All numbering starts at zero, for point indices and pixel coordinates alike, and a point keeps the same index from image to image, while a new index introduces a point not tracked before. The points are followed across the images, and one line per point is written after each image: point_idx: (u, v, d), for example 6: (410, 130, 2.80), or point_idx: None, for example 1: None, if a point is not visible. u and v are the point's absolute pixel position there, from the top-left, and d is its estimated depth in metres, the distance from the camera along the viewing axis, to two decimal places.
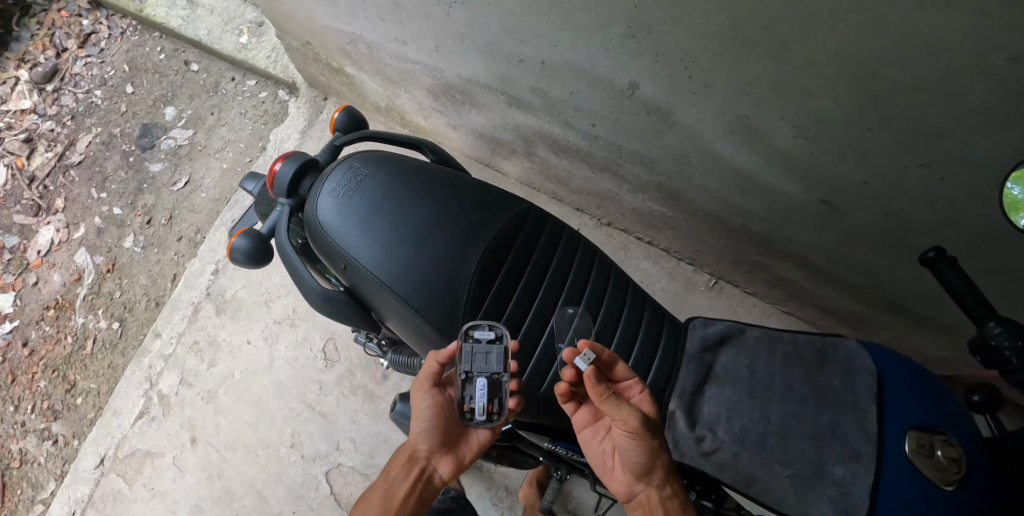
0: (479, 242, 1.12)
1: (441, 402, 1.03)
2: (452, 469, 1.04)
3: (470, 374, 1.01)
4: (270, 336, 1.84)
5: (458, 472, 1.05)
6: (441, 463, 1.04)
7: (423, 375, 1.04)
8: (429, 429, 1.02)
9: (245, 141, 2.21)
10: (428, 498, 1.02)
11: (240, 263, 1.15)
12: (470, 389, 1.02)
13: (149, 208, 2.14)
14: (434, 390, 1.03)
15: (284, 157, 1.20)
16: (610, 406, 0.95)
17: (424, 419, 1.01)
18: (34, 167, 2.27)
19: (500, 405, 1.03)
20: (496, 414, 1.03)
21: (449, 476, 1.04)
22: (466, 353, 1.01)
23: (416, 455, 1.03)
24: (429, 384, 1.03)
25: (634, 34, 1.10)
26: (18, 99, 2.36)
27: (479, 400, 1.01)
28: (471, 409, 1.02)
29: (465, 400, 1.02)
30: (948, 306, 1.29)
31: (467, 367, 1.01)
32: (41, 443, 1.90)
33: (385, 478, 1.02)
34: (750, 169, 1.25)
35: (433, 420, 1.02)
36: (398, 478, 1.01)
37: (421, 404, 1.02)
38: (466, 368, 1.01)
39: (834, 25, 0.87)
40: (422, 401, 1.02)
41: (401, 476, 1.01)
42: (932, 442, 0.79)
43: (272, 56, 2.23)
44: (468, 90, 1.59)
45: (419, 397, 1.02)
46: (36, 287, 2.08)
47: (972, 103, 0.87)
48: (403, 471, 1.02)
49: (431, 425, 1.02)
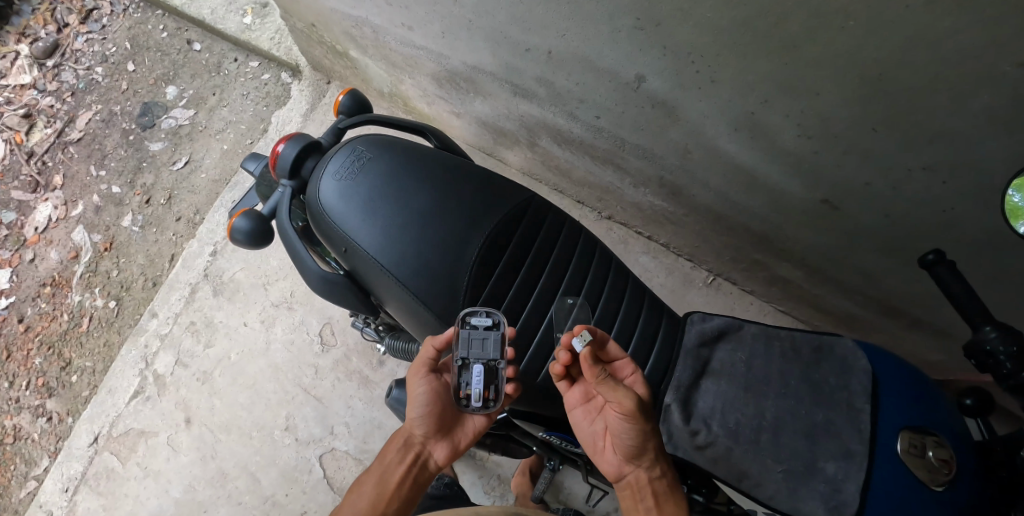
0: (481, 230, 1.11)
1: (436, 387, 1.03)
2: (447, 455, 1.04)
3: (466, 361, 1.02)
4: (267, 319, 1.84)
5: (453, 457, 1.05)
6: (436, 448, 1.04)
7: (418, 360, 1.04)
8: (425, 414, 1.02)
9: (246, 123, 2.19)
10: (423, 483, 1.02)
11: (240, 243, 1.15)
12: (466, 376, 1.03)
13: (148, 188, 2.14)
14: (430, 376, 1.03)
15: (287, 138, 1.19)
16: (607, 387, 0.95)
17: (420, 404, 1.01)
18: (33, 143, 2.25)
19: (496, 391, 1.04)
20: (493, 401, 1.04)
21: (444, 461, 1.04)
22: (462, 339, 1.01)
23: (411, 440, 1.03)
24: (425, 369, 1.03)
25: (643, 26, 1.09)
26: (18, 74, 2.34)
27: (474, 387, 1.02)
28: (467, 395, 1.04)
29: (461, 385, 1.04)
30: (944, 310, 1.30)
31: (463, 354, 1.02)
32: (35, 420, 1.90)
33: (379, 463, 1.01)
34: (753, 166, 1.25)
35: (428, 405, 1.02)
36: (392, 462, 1.00)
37: (416, 389, 1.02)
38: (462, 354, 1.01)
39: (844, 23, 0.87)
40: (417, 386, 1.02)
41: (396, 461, 1.01)
42: (924, 442, 0.80)
43: (276, 37, 2.22)
44: (473, 78, 1.58)
45: (414, 383, 1.02)
46: (33, 264, 2.08)
47: (978, 106, 0.87)
48: (398, 456, 1.01)
49: (427, 410, 1.01)
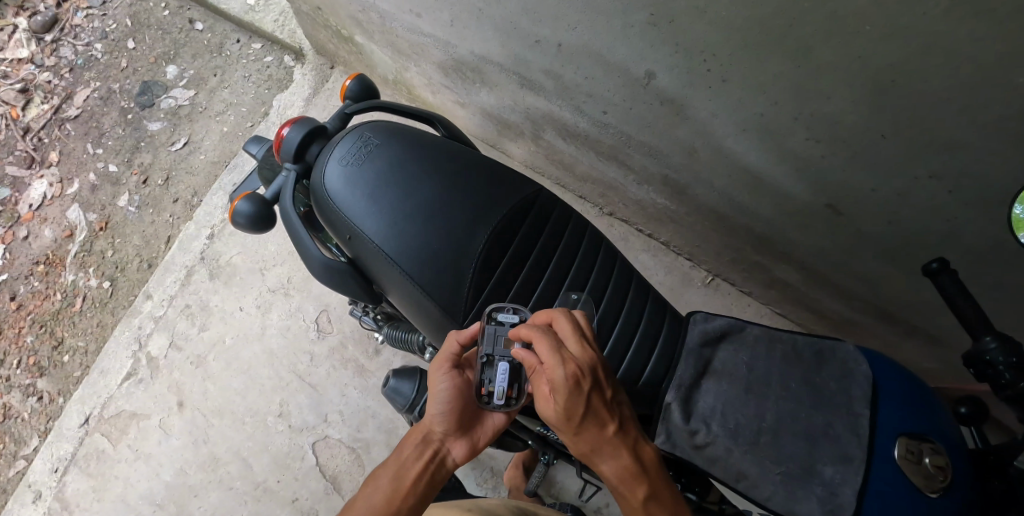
0: (487, 223, 1.11)
1: (460, 384, 0.96)
2: (465, 453, 0.98)
3: (491, 358, 0.96)
4: (263, 304, 1.82)
5: (471, 455, 0.98)
6: (455, 446, 0.97)
7: (441, 354, 0.97)
8: (446, 411, 0.95)
9: (247, 106, 2.16)
10: (439, 481, 0.95)
11: (241, 227, 1.13)
12: (490, 372, 0.96)
13: (145, 168, 2.11)
14: (453, 371, 0.96)
15: (291, 122, 1.17)
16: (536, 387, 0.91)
17: (442, 400, 0.94)
18: (29, 118, 2.22)
19: (519, 390, 0.98)
20: (515, 399, 0.97)
21: (462, 459, 0.97)
22: (489, 334, 0.97)
23: (429, 436, 0.96)
24: (448, 364, 0.96)
25: (656, 22, 1.08)
26: (15, 47, 2.30)
27: (499, 385, 0.95)
28: (489, 392, 0.96)
29: (483, 382, 0.96)
30: (941, 318, 1.30)
31: (489, 350, 0.96)
32: (25, 399, 1.88)
33: (395, 458, 0.94)
34: (759, 167, 1.25)
35: (450, 402, 0.95)
36: (410, 458, 0.93)
37: (438, 384, 0.95)
38: (487, 350, 0.96)
39: (859, 28, 0.86)
40: (440, 382, 0.95)
41: (413, 457, 0.94)
42: (920, 450, 0.80)
43: (280, 20, 2.19)
44: (480, 68, 1.57)
45: (436, 378, 0.95)
46: (27, 241, 2.05)
47: (989, 116, 0.87)
48: (416, 452, 0.94)
49: (448, 407, 0.95)
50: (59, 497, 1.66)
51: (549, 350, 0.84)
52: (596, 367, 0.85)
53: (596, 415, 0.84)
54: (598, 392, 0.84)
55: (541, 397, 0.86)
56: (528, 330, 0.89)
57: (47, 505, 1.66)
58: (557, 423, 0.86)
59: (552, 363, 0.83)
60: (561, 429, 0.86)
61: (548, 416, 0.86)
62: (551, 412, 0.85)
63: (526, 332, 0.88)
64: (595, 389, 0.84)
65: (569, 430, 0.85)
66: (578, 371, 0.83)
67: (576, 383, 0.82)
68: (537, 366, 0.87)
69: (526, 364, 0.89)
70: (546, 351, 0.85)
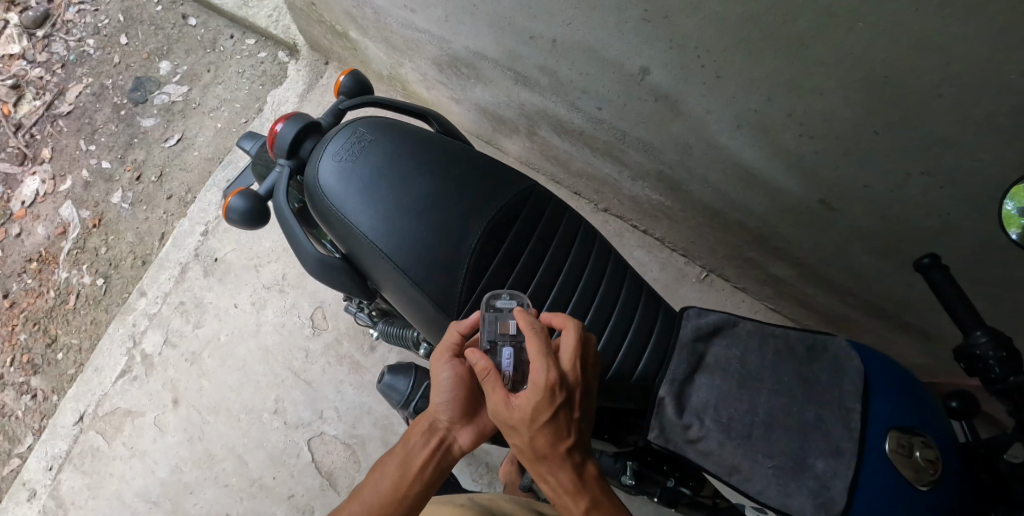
0: (482, 218, 1.11)
1: (462, 373, 0.96)
2: (472, 440, 0.98)
3: (494, 344, 0.93)
4: (258, 301, 1.82)
5: (478, 442, 0.99)
6: (461, 433, 0.97)
7: (442, 344, 0.97)
8: (451, 399, 0.95)
9: (241, 102, 2.16)
10: (446, 468, 0.96)
11: (235, 223, 1.13)
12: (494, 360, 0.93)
13: (138, 164, 2.10)
14: (454, 360, 0.96)
15: (285, 117, 1.17)
16: (539, 406, 0.84)
17: (445, 389, 0.94)
18: (21, 115, 2.21)
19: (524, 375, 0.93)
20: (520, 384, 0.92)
21: (468, 446, 0.98)
22: (489, 321, 0.95)
23: (435, 425, 0.96)
24: (449, 353, 0.96)
25: (650, 18, 1.08)
26: (6, 43, 2.29)
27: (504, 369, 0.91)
28: None
29: None
30: (931, 314, 1.32)
31: (491, 337, 0.94)
32: (18, 398, 1.87)
33: (401, 446, 0.95)
34: (753, 164, 1.26)
35: (453, 390, 0.95)
36: (415, 446, 0.94)
37: (440, 374, 0.95)
38: (489, 337, 0.93)
39: (853, 23, 0.87)
40: (441, 371, 0.95)
41: (419, 444, 0.94)
42: (910, 442, 0.79)
43: (274, 15, 2.18)
44: (475, 64, 1.57)
45: (438, 367, 0.95)
46: (20, 239, 2.04)
47: (981, 114, 0.87)
48: (422, 440, 0.95)
49: (452, 396, 0.95)
50: (55, 495, 1.66)
51: (569, 359, 0.88)
52: (576, 385, 0.88)
53: (556, 425, 0.85)
54: (575, 411, 0.88)
55: (560, 410, 0.85)
56: (536, 345, 0.87)
57: (41, 503, 1.66)
58: (566, 437, 0.86)
59: (573, 371, 0.88)
60: (515, 432, 0.86)
61: (564, 430, 0.86)
62: (506, 410, 0.86)
63: (524, 327, 0.89)
64: (571, 407, 0.87)
65: (522, 432, 0.85)
66: (574, 387, 0.88)
67: (552, 391, 0.84)
68: (551, 376, 0.84)
69: (550, 374, 0.84)
70: (535, 352, 0.87)
